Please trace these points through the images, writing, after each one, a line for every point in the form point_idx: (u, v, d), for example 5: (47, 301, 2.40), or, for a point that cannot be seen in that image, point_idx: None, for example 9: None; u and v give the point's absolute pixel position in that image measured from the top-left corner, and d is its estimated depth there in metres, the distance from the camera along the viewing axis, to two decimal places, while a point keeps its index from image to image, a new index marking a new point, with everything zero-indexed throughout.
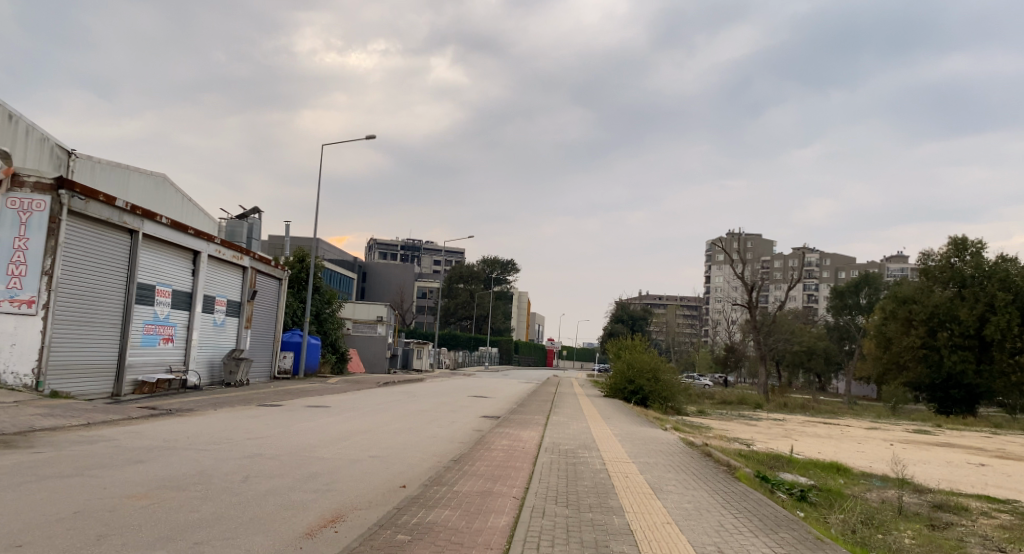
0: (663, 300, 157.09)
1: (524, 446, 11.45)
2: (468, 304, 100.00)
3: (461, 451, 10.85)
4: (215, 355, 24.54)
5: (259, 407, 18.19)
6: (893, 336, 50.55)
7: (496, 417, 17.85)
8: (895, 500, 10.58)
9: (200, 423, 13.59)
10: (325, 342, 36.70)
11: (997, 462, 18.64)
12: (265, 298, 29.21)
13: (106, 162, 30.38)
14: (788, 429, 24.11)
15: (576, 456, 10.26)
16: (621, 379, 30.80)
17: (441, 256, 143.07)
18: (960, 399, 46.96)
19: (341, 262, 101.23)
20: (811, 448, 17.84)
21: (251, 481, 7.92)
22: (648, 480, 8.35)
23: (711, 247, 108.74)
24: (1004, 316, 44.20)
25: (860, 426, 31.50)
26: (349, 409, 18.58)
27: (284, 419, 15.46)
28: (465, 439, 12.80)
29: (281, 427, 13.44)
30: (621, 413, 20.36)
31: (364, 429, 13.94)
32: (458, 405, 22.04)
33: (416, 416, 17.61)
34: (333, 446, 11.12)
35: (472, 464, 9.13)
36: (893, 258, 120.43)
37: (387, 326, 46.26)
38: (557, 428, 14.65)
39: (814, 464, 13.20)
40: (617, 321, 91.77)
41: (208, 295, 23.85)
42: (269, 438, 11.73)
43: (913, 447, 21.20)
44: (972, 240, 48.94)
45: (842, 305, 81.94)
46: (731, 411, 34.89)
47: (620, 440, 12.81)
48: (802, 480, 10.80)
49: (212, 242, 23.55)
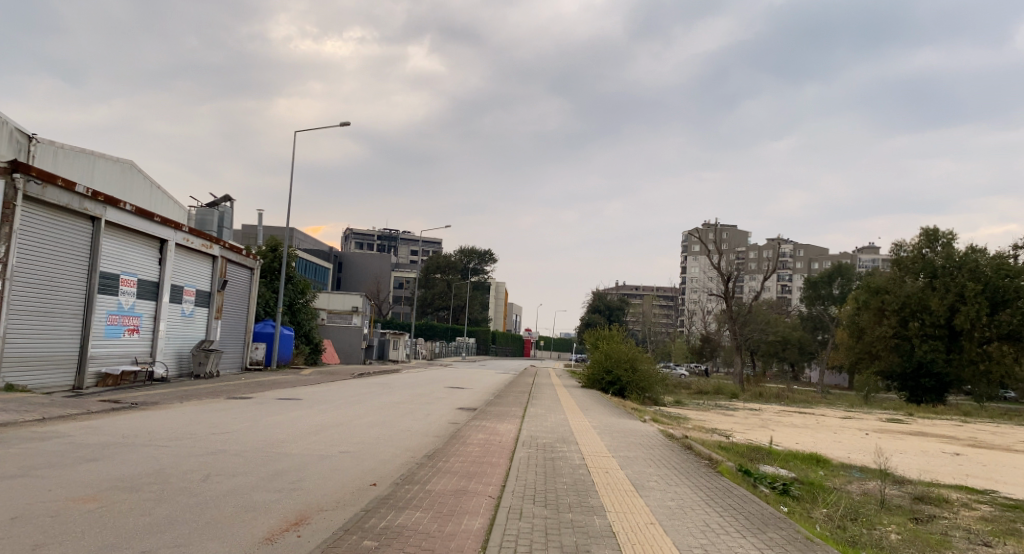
0: (640, 290, 157.66)
1: (500, 440, 11.12)
2: (445, 294, 99.41)
3: (435, 446, 10.49)
4: (184, 346, 23.92)
5: (229, 400, 17.66)
6: (865, 326, 50.90)
7: (473, 409, 17.52)
8: (877, 492, 10.38)
9: (164, 417, 13.08)
10: (299, 333, 36.06)
11: (971, 451, 18.69)
12: (236, 288, 28.55)
13: (70, 148, 29.52)
14: (765, 420, 24.08)
15: (554, 451, 9.94)
16: (599, 370, 30.62)
17: (418, 247, 142.08)
18: (931, 387, 47.02)
19: (317, 252, 100.13)
20: (789, 439, 17.72)
21: (211, 480, 7.51)
22: (630, 476, 8.06)
23: (688, 238, 109.15)
24: (973, 307, 44.77)
25: (834, 416, 31.69)
26: (322, 402, 18.13)
27: (253, 412, 14.97)
28: (440, 433, 12.42)
29: (249, 422, 12.98)
30: (599, 405, 20.13)
31: (336, 422, 13.52)
32: (433, 396, 21.65)
33: (390, 409, 17.21)
34: (301, 442, 10.71)
35: (446, 460, 8.78)
36: (865, 249, 121.85)
37: (362, 316, 45.70)
38: (534, 421, 14.33)
39: (794, 456, 13.03)
40: (594, 311, 91.82)
41: (176, 285, 23.19)
42: (235, 433, 11.28)
43: (888, 437, 21.24)
44: (943, 231, 49.43)
45: (816, 295, 82.72)
46: (707, 401, 34.91)
47: (599, 433, 12.53)
48: (784, 473, 10.56)
49: (180, 230, 22.87)
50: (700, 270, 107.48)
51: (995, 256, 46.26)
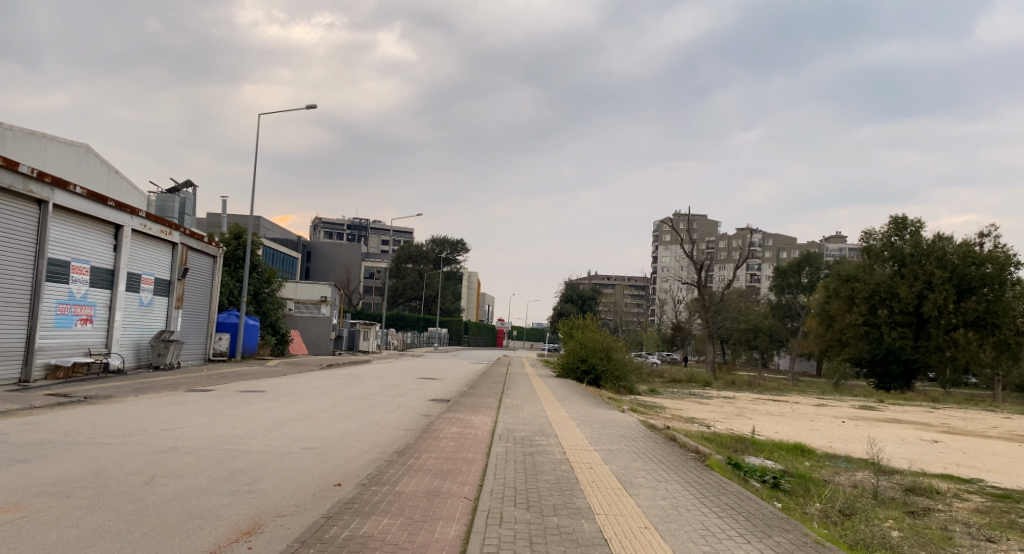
0: (611, 280, 157.68)
1: (475, 434, 10.48)
2: (416, 284, 98.37)
3: (405, 441, 9.80)
4: (142, 337, 22.90)
5: (188, 393, 16.76)
6: (836, 314, 51.14)
7: (446, 400, 16.86)
8: (867, 483, 9.97)
9: (114, 412, 12.23)
10: (265, 323, 35.00)
11: (949, 438, 18.44)
12: (198, 277, 27.48)
13: (19, 130, 28.39)
14: (741, 408, 23.76)
15: (533, 445, 9.33)
16: (574, 359, 30.15)
17: (389, 236, 140.45)
18: (898, 374, 47.26)
19: (285, 241, 98.43)
20: (767, 427, 17.35)
21: (155, 482, 6.78)
22: (616, 472, 7.52)
23: (659, 227, 109.34)
24: (940, 294, 45.32)
25: (807, 403, 31.62)
26: (288, 395, 17.34)
27: (213, 406, 14.11)
28: (411, 427, 11.71)
29: (207, 416, 12.14)
30: (575, 395, 19.58)
31: (300, 416, 12.74)
32: (405, 388, 20.92)
33: (359, 401, 16.44)
34: (261, 438, 9.96)
35: (418, 457, 8.12)
36: (832, 238, 123.16)
37: (331, 306, 44.70)
38: (509, 412, 13.70)
39: (778, 447, 12.54)
40: (566, 300, 91.49)
41: (132, 273, 22.12)
42: (188, 428, 10.46)
43: (864, 424, 21.01)
44: (912, 220, 49.75)
45: (785, 284, 83.24)
46: (681, 390, 34.67)
47: (579, 425, 11.94)
48: (771, 464, 10.11)
49: (136, 215, 21.81)
50: (671, 259, 107.70)
51: (961, 243, 46.55)
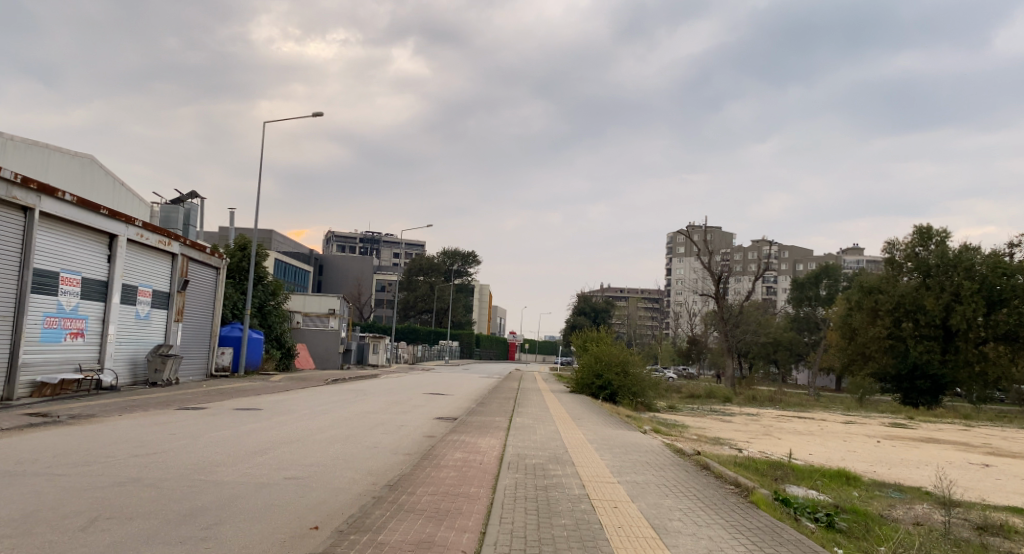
0: (625, 293, 156.74)
1: (481, 461, 9.29)
2: (428, 296, 97.67)
3: (401, 471, 8.63)
4: (139, 351, 21.93)
5: (178, 410, 15.67)
6: (858, 326, 49.35)
7: (453, 419, 15.71)
8: (931, 520, 8.74)
9: (88, 433, 11.18)
10: (269, 337, 33.97)
11: (998, 461, 17.03)
12: (199, 289, 26.52)
13: (20, 140, 27.69)
14: (767, 426, 22.46)
15: (547, 475, 8.17)
16: (589, 374, 28.92)
17: (401, 249, 139.82)
18: (926, 389, 45.81)
19: (296, 254, 98.01)
20: (800, 449, 16.06)
21: (92, 528, 5.70)
22: (647, 515, 6.32)
23: (674, 238, 108.19)
24: (969, 307, 43.56)
25: (835, 420, 30.25)
26: (285, 412, 16.32)
27: (199, 426, 13.00)
28: (410, 452, 10.54)
29: (188, 439, 11.02)
30: (590, 413, 18.37)
31: (292, 439, 11.59)
32: (411, 405, 19.70)
33: (359, 420, 15.32)
34: (238, 466, 8.83)
35: (411, 492, 6.94)
36: (849, 250, 121.27)
37: (339, 319, 43.70)
38: (519, 434, 12.52)
39: (821, 473, 11.27)
40: (579, 313, 90.14)
41: (128, 285, 21.17)
42: (161, 453, 9.35)
43: (902, 444, 19.60)
44: (937, 230, 48.07)
45: (803, 297, 81.54)
46: (702, 406, 33.36)
47: (598, 449, 10.74)
48: (818, 496, 8.89)
49: (132, 224, 20.88)
50: (685, 272, 106.07)
51: (990, 254, 44.89)
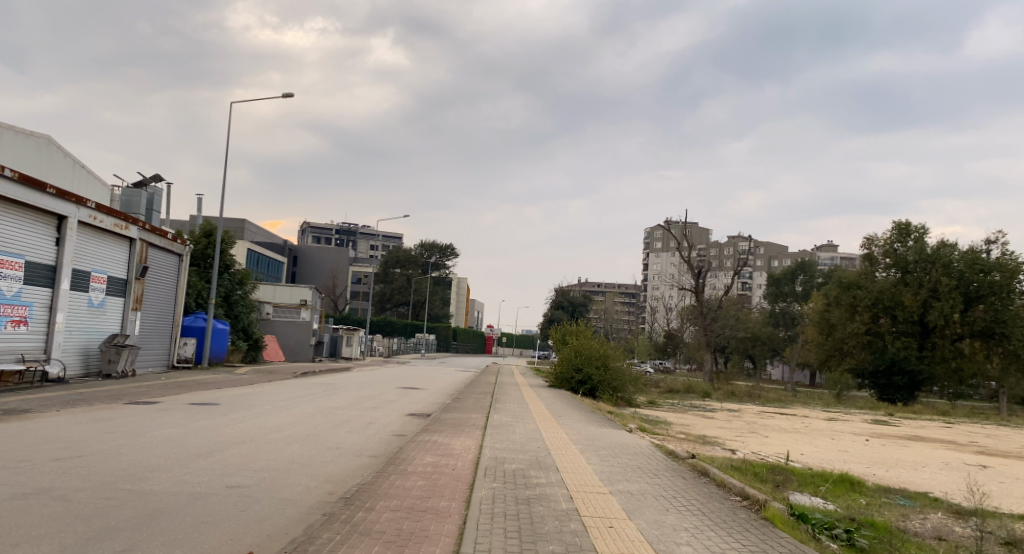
0: (602, 287, 156.96)
1: (454, 466, 8.25)
2: (404, 289, 96.38)
3: (362, 479, 7.55)
4: (91, 341, 20.54)
5: (126, 405, 14.40)
6: (836, 322, 49.06)
7: (426, 415, 14.65)
8: (953, 535, 7.89)
9: (17, 431, 9.99)
10: (236, 327, 32.59)
11: (993, 462, 16.38)
12: (160, 276, 25.14)
13: None
14: (751, 423, 21.68)
15: (528, 484, 7.15)
16: (568, 368, 27.91)
17: (377, 241, 138.24)
18: (902, 386, 44.71)
19: (270, 244, 96.19)
20: (792, 449, 15.24)
21: None
22: (648, 539, 5.40)
23: (652, 233, 107.94)
24: (947, 303, 43.30)
25: (817, 416, 29.73)
26: (246, 408, 15.15)
27: (146, 423, 11.81)
28: (377, 454, 9.48)
29: (126, 438, 9.84)
30: (571, 410, 17.40)
31: (244, 439, 10.45)
32: (382, 400, 18.67)
33: (324, 417, 14.17)
34: (177, 472, 7.72)
35: (369, 509, 5.91)
36: (824, 247, 122.03)
37: (311, 310, 42.28)
38: (498, 434, 11.45)
39: (825, 477, 10.43)
40: (557, 307, 89.38)
41: (78, 271, 19.78)
42: (88, 457, 8.18)
43: (892, 443, 18.95)
44: (915, 226, 47.89)
45: (779, 292, 81.61)
46: (682, 401, 32.66)
47: (583, 452, 9.75)
48: (830, 508, 7.98)
49: (84, 206, 19.47)
50: (662, 267, 105.67)
51: (967, 250, 44.72)
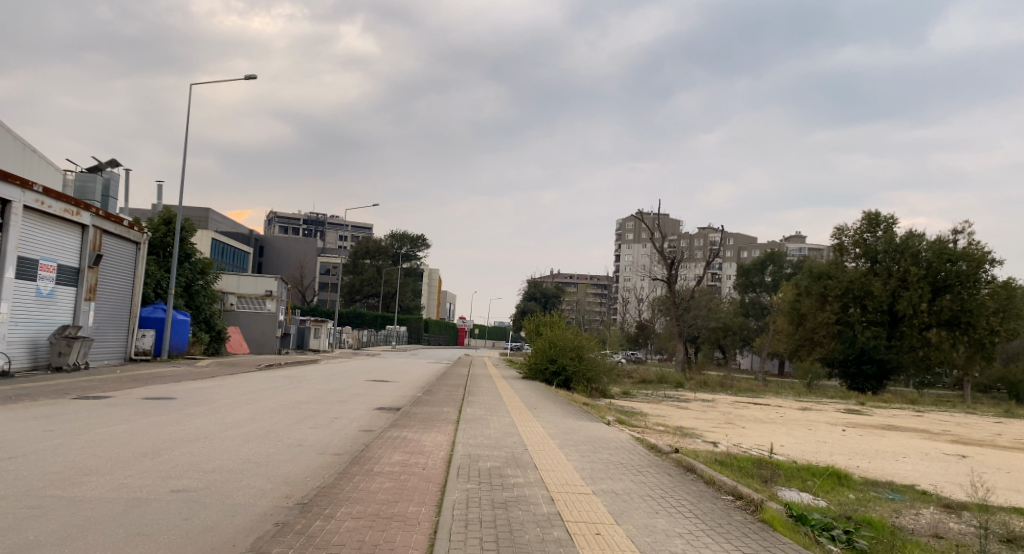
0: (574, 279, 156.93)
1: (424, 465, 7.63)
2: (374, 280, 95.25)
3: (323, 480, 6.90)
4: (39, 333, 19.51)
5: (74, 400, 13.55)
6: (807, 312, 49.28)
7: (395, 409, 13.98)
8: (952, 532, 7.45)
9: None
10: (197, 319, 31.52)
11: (972, 450, 16.21)
12: (116, 265, 24.08)
13: None
14: (726, 413, 21.40)
15: (504, 485, 6.55)
16: (541, 359, 27.41)
17: (347, 232, 136.57)
18: (871, 375, 44.49)
19: (235, 235, 94.33)
20: (772, 440, 14.91)
21: None
22: (641, 547, 4.83)
23: (624, 224, 107.97)
24: (915, 292, 43.80)
25: (791, 406, 29.62)
26: (205, 402, 14.41)
27: (91, 419, 10.99)
28: (340, 452, 8.83)
29: (65, 436, 9.07)
30: (545, 401, 16.85)
31: (196, 437, 9.69)
32: (350, 393, 18.03)
33: (286, 411, 13.44)
34: (117, 474, 7.02)
35: (328, 516, 5.28)
36: (792, 238, 123.59)
37: (277, 302, 41.10)
38: (470, 429, 10.86)
39: (811, 471, 9.99)
40: (529, 298, 89.04)
41: (24, 258, 18.74)
42: (17, 459, 7.41)
43: (869, 433, 18.71)
44: (884, 216, 48.15)
45: (749, 283, 82.15)
46: (655, 392, 32.45)
47: (562, 448, 9.18)
48: (824, 506, 7.49)
49: (30, 190, 18.43)
50: (634, 258, 105.78)
51: (935, 240, 45.07)
